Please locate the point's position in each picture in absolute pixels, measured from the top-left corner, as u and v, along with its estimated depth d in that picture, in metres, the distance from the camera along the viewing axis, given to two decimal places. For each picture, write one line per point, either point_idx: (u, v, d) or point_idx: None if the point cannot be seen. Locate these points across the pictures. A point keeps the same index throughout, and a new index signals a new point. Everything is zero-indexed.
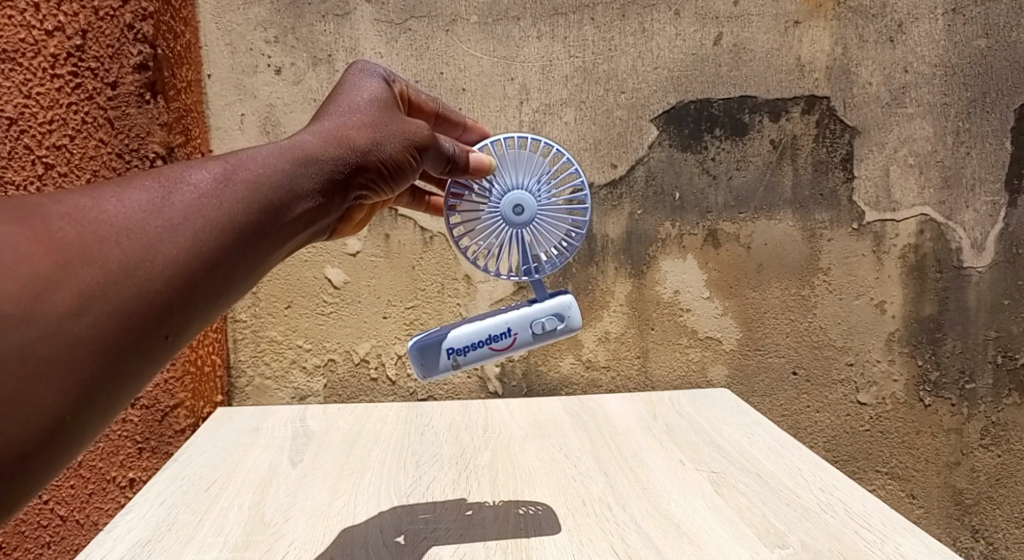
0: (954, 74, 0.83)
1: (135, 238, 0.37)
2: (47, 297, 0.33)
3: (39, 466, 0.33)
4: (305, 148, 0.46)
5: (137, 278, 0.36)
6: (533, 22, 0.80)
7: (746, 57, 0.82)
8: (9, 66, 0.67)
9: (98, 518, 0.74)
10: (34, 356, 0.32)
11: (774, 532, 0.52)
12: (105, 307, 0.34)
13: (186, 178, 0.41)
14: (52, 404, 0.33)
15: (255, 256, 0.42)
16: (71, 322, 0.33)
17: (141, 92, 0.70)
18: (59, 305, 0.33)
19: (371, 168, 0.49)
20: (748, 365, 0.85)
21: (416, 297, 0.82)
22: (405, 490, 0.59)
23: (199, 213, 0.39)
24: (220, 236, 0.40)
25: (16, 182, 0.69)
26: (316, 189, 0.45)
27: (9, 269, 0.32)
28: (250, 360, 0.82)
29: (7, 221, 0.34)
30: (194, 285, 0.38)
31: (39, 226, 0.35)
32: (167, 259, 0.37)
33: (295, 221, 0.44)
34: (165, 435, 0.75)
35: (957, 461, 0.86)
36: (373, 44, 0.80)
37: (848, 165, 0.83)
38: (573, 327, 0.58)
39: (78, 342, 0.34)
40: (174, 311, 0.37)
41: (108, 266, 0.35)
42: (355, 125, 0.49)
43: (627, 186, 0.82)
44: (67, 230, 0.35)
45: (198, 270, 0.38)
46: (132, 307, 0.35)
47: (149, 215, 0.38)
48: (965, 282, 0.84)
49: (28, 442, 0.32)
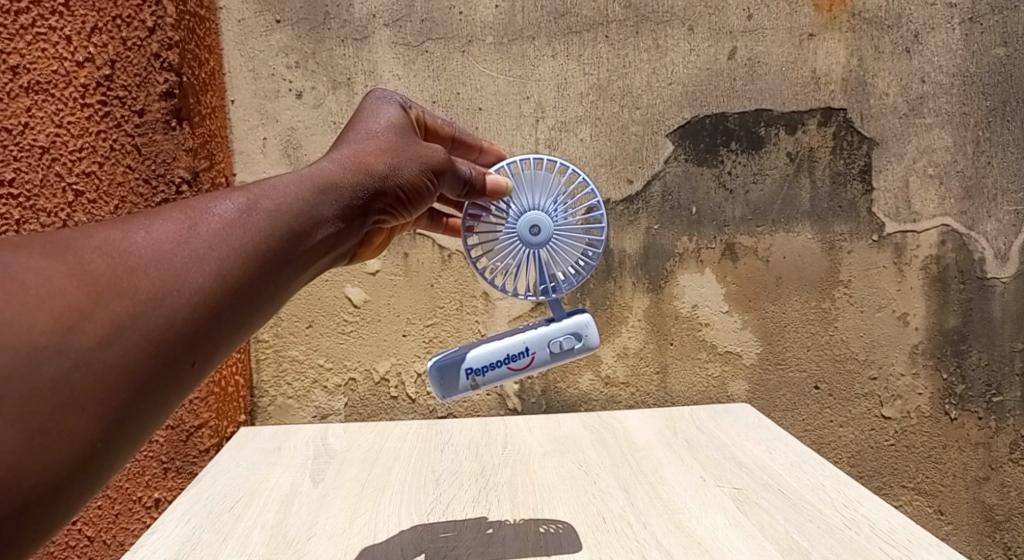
0: (972, 84, 0.82)
1: (162, 269, 0.38)
2: (80, 329, 0.34)
3: (71, 494, 0.33)
4: (325, 176, 0.47)
5: (164, 307, 0.37)
6: (548, 41, 0.81)
7: (761, 71, 0.82)
8: (42, 97, 0.69)
9: (125, 539, 0.75)
10: (67, 387, 0.33)
11: (797, 549, 0.52)
12: (134, 336, 0.35)
13: (211, 210, 0.42)
14: (84, 433, 0.33)
15: (277, 283, 0.43)
16: (103, 352, 0.34)
17: (168, 119, 0.72)
18: (91, 335, 0.34)
19: (390, 193, 0.50)
20: (769, 379, 0.85)
21: (435, 314, 0.83)
22: (425, 508, 0.60)
23: (223, 243, 0.41)
24: (243, 264, 0.41)
25: (48, 209, 0.71)
26: (336, 216, 0.47)
27: (43, 302, 0.33)
28: (272, 379, 0.83)
29: (41, 255, 0.35)
30: (219, 314, 0.39)
31: (71, 259, 0.36)
32: (193, 288, 0.38)
33: (315, 248, 0.45)
34: (190, 455, 0.76)
35: (986, 475, 0.85)
36: (391, 66, 0.81)
37: (866, 177, 0.83)
38: (591, 345, 0.58)
39: (109, 371, 0.34)
40: (199, 339, 0.38)
41: (137, 296, 0.36)
42: (373, 151, 0.50)
43: (644, 202, 0.83)
44: (97, 262, 0.36)
45: (222, 299, 0.39)
46: (160, 335, 0.36)
47: (176, 246, 0.39)
48: (990, 293, 0.83)
49: (61, 471, 0.33)
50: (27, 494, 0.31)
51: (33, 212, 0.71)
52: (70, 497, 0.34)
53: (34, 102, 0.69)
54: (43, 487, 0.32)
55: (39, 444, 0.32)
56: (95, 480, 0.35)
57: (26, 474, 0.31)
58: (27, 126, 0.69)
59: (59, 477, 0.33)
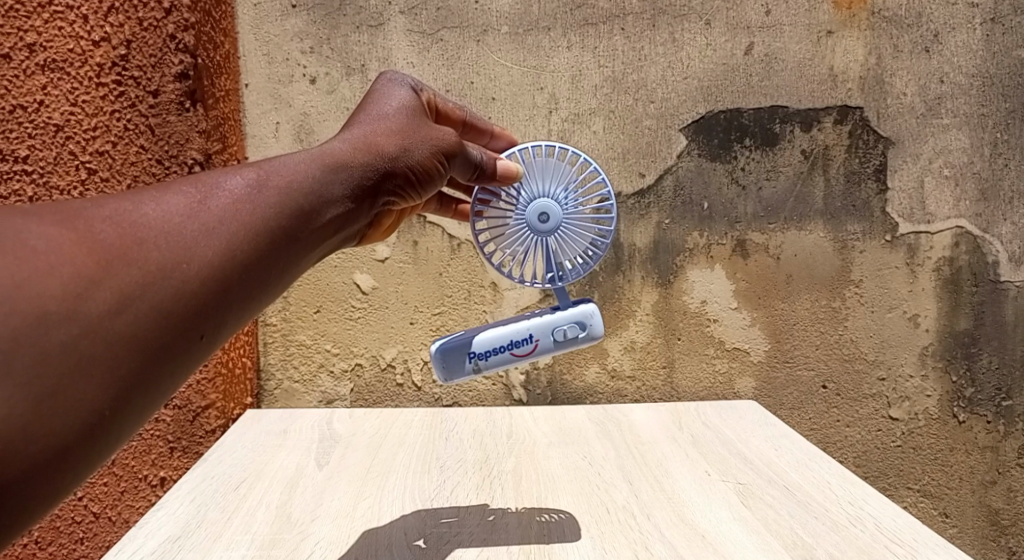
0: (992, 85, 0.81)
1: (172, 242, 0.38)
2: (90, 297, 0.34)
3: (80, 462, 0.34)
4: (335, 155, 0.47)
5: (173, 280, 0.37)
6: (564, 32, 0.81)
7: (778, 67, 0.81)
8: (58, 75, 0.70)
9: (129, 516, 0.76)
10: (76, 354, 0.33)
11: (801, 545, 0.52)
12: (143, 306, 0.36)
13: (222, 184, 0.42)
14: (91, 401, 0.33)
15: (286, 260, 0.43)
16: (111, 321, 0.34)
17: (182, 100, 0.72)
18: (100, 304, 0.34)
19: (399, 174, 0.50)
20: (776, 377, 0.84)
21: (442, 303, 0.83)
22: (428, 493, 0.60)
23: (233, 218, 0.41)
24: (253, 240, 0.41)
25: (61, 186, 0.72)
26: (345, 196, 0.47)
27: (54, 269, 0.33)
28: (280, 363, 0.84)
29: (53, 223, 0.36)
30: (228, 289, 0.39)
31: (82, 228, 0.36)
32: (203, 262, 0.38)
33: (324, 227, 0.45)
34: (196, 436, 0.77)
35: (993, 480, 0.84)
36: (405, 54, 0.81)
37: (881, 176, 0.82)
38: (597, 335, 0.58)
39: (117, 341, 0.34)
40: (208, 313, 0.38)
41: (146, 268, 0.36)
42: (384, 132, 0.50)
43: (655, 196, 0.82)
44: (108, 232, 0.37)
45: (231, 274, 0.40)
46: (170, 307, 0.36)
47: (186, 219, 0.39)
48: (1002, 296, 0.83)
49: (69, 439, 0.33)
50: (36, 458, 0.32)
51: (47, 189, 0.72)
52: (78, 465, 0.34)
53: (49, 80, 0.70)
54: (52, 453, 0.32)
55: (49, 409, 0.32)
56: (102, 449, 0.35)
57: (35, 437, 0.32)
58: (43, 103, 0.70)
59: (68, 444, 0.33)
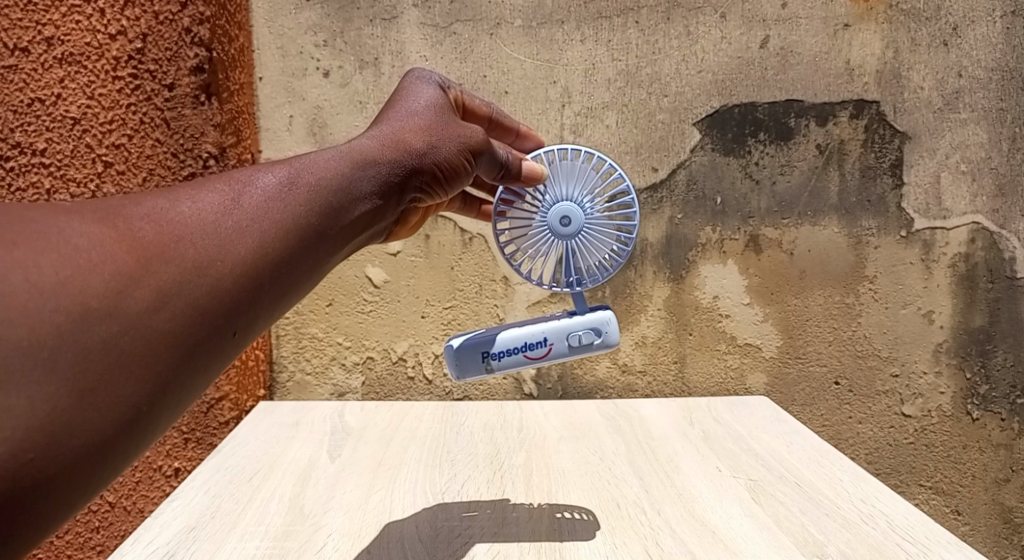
0: (1011, 78, 0.80)
1: (208, 239, 0.38)
2: (129, 293, 0.34)
3: (116, 459, 0.34)
4: (364, 152, 0.47)
5: (210, 276, 0.37)
6: (577, 26, 0.81)
7: (794, 61, 0.81)
8: (75, 69, 0.70)
9: (144, 506, 0.77)
10: (116, 349, 0.33)
11: (812, 541, 0.52)
12: (181, 303, 0.36)
13: (255, 182, 0.43)
14: (131, 397, 0.34)
15: (317, 256, 0.43)
16: (151, 317, 0.35)
17: (197, 94, 0.72)
18: (140, 301, 0.34)
19: (426, 171, 0.50)
20: (788, 373, 0.84)
21: (454, 297, 0.83)
22: (440, 487, 0.60)
23: (267, 216, 0.41)
24: (286, 238, 0.41)
25: (78, 179, 0.72)
26: (373, 193, 0.47)
27: (97, 266, 0.34)
28: (293, 355, 0.84)
29: (93, 220, 0.36)
30: (262, 286, 0.40)
31: (121, 225, 0.37)
32: (238, 259, 0.39)
33: (353, 223, 0.46)
34: (210, 427, 0.77)
35: (1007, 477, 0.83)
36: (418, 47, 0.81)
37: (897, 171, 0.81)
38: (612, 343, 0.57)
39: (156, 337, 0.35)
40: (242, 310, 0.39)
41: (183, 264, 0.37)
42: (412, 129, 0.50)
43: (668, 191, 0.82)
44: (146, 229, 0.37)
45: (265, 271, 0.40)
46: (206, 303, 0.37)
47: (221, 217, 0.40)
48: (1018, 293, 0.82)
49: (107, 435, 0.33)
50: (78, 452, 0.32)
51: (64, 181, 0.72)
52: (115, 460, 0.34)
53: (67, 73, 0.70)
54: (91, 447, 0.32)
55: (91, 403, 0.32)
56: (139, 445, 0.35)
57: (77, 432, 0.32)
58: (60, 97, 0.71)
59: (107, 437, 0.33)
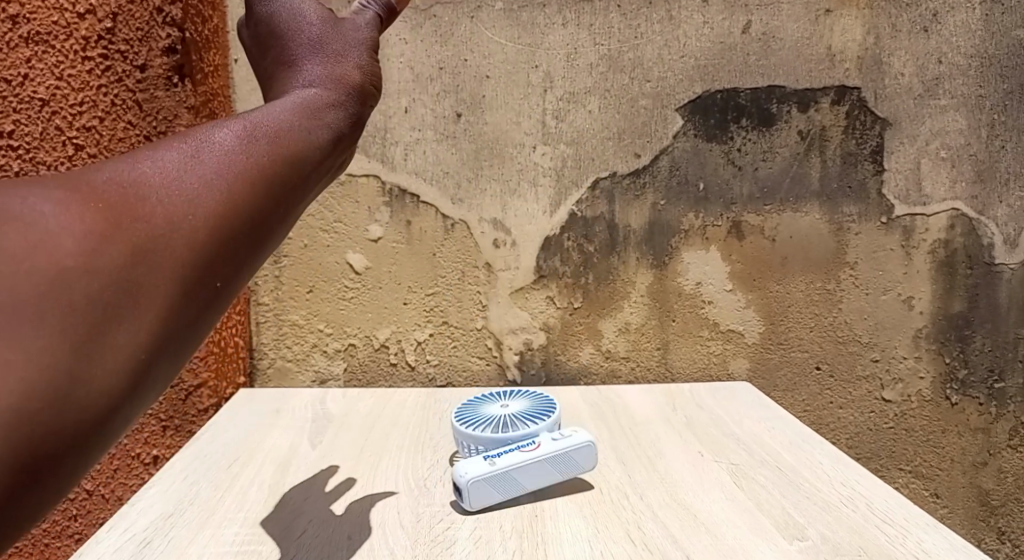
0: (990, 65, 0.81)
1: (179, 191, 0.37)
2: (103, 252, 0.33)
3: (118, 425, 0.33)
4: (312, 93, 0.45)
5: (189, 222, 0.36)
6: (559, 10, 0.80)
7: (775, 46, 0.81)
8: (42, 48, 0.67)
9: (123, 493, 0.74)
10: (97, 308, 0.32)
11: (792, 524, 0.52)
12: (162, 253, 0.35)
13: (217, 131, 0.41)
14: (118, 355, 0.33)
15: (299, 201, 0.42)
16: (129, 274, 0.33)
17: (170, 75, 0.70)
18: (116, 258, 0.33)
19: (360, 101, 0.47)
20: (770, 359, 0.84)
21: (436, 284, 0.82)
22: (422, 472, 0.60)
23: (240, 157, 0.39)
24: (266, 176, 0.39)
25: (49, 163, 0.69)
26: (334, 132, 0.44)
27: (63, 233, 0.33)
28: (273, 342, 0.83)
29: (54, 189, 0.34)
30: (254, 229, 0.38)
31: (85, 189, 0.35)
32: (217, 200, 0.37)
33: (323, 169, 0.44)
34: (190, 414, 0.75)
35: (984, 461, 0.84)
36: (399, 30, 0.80)
37: (877, 157, 0.82)
38: (592, 440, 0.57)
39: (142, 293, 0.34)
40: (234, 253, 0.37)
41: (156, 217, 0.35)
42: (344, 60, 0.47)
43: (650, 176, 0.82)
44: (114, 191, 0.35)
45: (251, 212, 0.38)
46: (192, 252, 0.35)
47: (183, 165, 0.38)
48: (997, 279, 0.83)
49: (108, 398, 0.32)
50: (86, 415, 0.31)
51: (33, 164, 0.69)
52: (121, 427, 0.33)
53: (34, 53, 0.67)
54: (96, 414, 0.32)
55: (79, 363, 0.31)
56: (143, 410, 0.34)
57: (80, 385, 0.31)
58: (27, 77, 0.67)
59: (111, 401, 0.32)
